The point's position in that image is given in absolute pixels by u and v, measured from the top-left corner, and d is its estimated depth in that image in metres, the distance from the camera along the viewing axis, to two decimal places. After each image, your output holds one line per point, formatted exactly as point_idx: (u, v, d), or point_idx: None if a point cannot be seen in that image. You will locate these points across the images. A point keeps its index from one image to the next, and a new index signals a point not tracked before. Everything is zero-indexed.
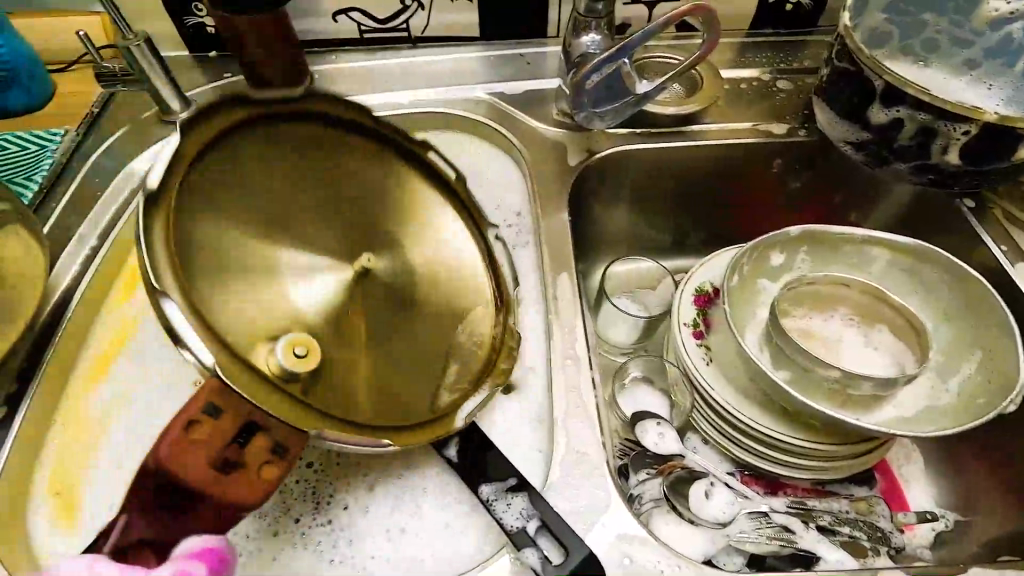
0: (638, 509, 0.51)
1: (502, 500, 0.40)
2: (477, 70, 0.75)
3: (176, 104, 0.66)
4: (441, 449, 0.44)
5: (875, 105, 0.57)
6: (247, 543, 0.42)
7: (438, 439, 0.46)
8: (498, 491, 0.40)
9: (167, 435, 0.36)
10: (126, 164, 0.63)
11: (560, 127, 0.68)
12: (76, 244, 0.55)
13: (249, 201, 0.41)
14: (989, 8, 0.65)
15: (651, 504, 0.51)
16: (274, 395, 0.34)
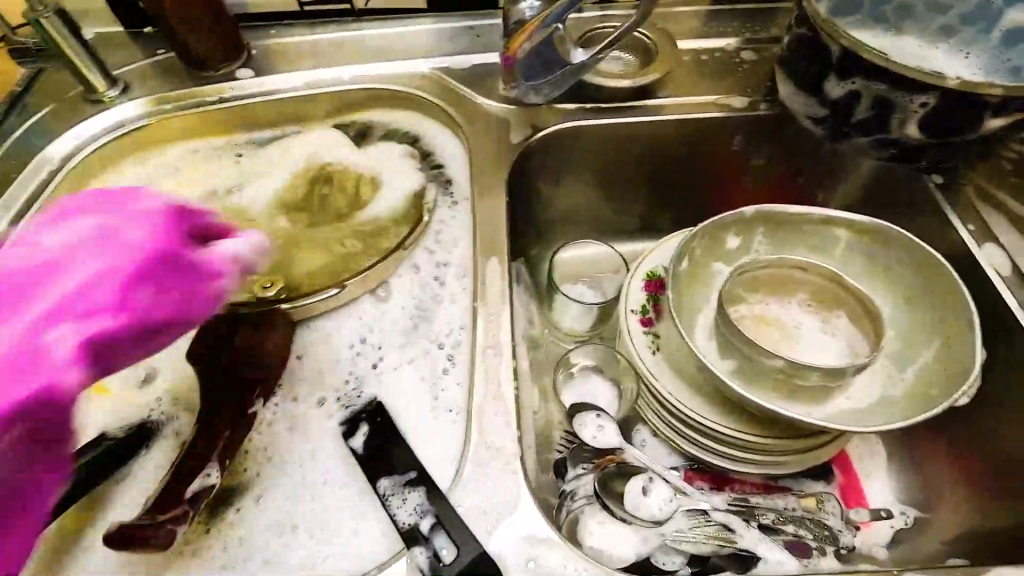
0: (569, 507, 0.48)
1: (399, 495, 0.37)
2: (423, 44, 0.71)
3: (101, 82, 0.63)
4: (349, 439, 0.43)
5: (830, 77, 0.53)
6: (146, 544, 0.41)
7: (348, 431, 0.44)
8: (395, 485, 0.37)
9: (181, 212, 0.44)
10: (49, 146, 0.60)
11: (505, 103, 0.64)
12: None
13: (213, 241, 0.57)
14: None
15: (583, 501, 0.48)
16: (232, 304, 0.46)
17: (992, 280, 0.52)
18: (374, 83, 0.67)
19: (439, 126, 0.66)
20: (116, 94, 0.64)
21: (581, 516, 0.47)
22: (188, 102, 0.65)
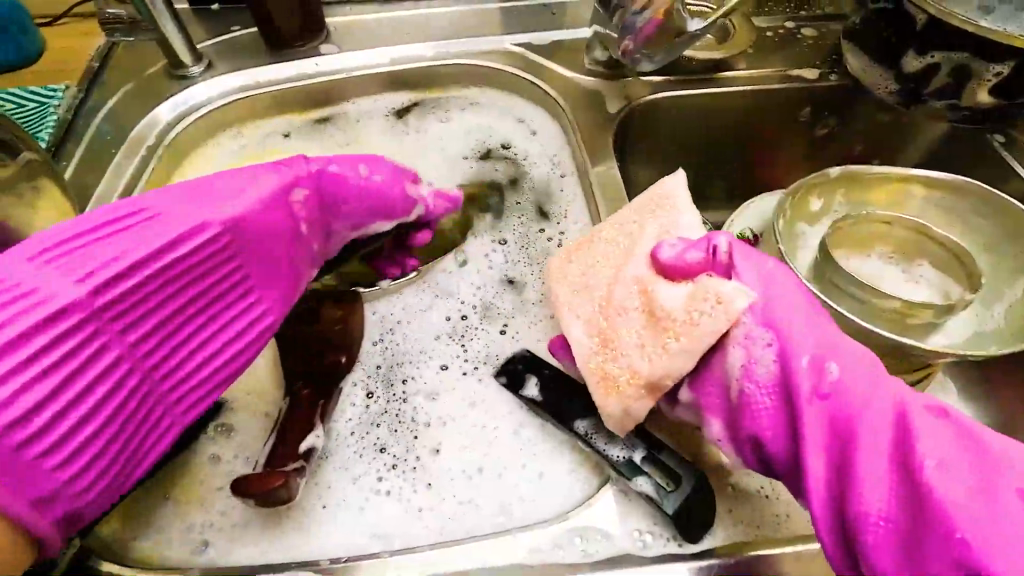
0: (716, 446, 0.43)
1: (602, 434, 0.39)
2: (500, 21, 0.72)
3: (187, 58, 0.62)
4: (523, 390, 0.44)
5: (908, 53, 0.57)
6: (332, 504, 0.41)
7: (515, 383, 0.45)
8: (596, 426, 0.39)
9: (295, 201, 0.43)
10: (139, 122, 0.59)
11: (593, 76, 0.66)
12: (98, 205, 0.52)
13: None
14: None
15: None
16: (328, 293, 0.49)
17: None
18: (458, 59, 0.68)
19: (527, 100, 0.68)
20: (199, 70, 0.63)
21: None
22: (273, 79, 0.64)
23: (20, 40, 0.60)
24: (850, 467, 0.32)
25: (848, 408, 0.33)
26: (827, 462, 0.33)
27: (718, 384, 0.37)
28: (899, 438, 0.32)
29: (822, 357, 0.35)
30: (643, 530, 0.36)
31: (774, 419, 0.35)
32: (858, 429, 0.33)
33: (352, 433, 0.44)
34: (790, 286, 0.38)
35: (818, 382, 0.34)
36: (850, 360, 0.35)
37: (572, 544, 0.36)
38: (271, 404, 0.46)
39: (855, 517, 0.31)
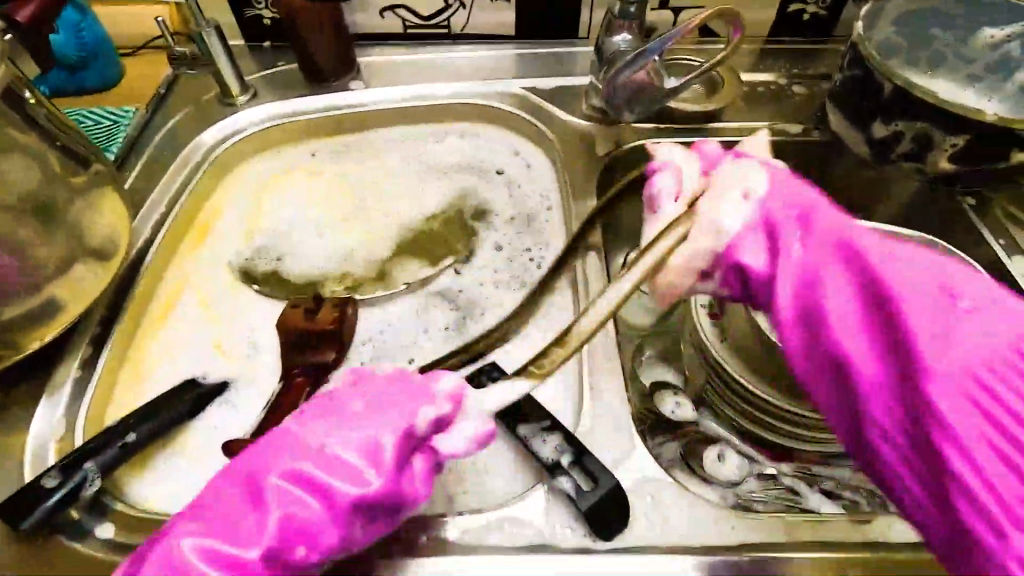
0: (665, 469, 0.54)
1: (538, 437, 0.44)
2: (512, 67, 0.80)
3: (236, 88, 0.72)
4: None
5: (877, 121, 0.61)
6: None
7: None
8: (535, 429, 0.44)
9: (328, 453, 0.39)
10: (191, 141, 0.69)
11: (589, 120, 0.73)
12: (148, 209, 0.62)
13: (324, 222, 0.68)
14: (985, 35, 0.69)
15: (670, 465, 0.55)
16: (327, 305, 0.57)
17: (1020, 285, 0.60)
18: (471, 99, 0.76)
19: (527, 138, 0.75)
20: (246, 99, 0.73)
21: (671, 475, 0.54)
22: (308, 109, 0.74)
23: (104, 67, 0.71)
24: (905, 363, 0.33)
25: (925, 327, 0.33)
26: (883, 365, 0.34)
27: (776, 290, 0.38)
28: (948, 336, 0.33)
29: (895, 270, 0.35)
30: (562, 524, 0.42)
31: (803, 299, 0.37)
32: (908, 320, 0.34)
33: None
34: (829, 212, 0.40)
35: (865, 273, 0.36)
36: (893, 270, 0.35)
37: (500, 530, 0.42)
38: (264, 387, 0.53)
39: (909, 397, 0.33)
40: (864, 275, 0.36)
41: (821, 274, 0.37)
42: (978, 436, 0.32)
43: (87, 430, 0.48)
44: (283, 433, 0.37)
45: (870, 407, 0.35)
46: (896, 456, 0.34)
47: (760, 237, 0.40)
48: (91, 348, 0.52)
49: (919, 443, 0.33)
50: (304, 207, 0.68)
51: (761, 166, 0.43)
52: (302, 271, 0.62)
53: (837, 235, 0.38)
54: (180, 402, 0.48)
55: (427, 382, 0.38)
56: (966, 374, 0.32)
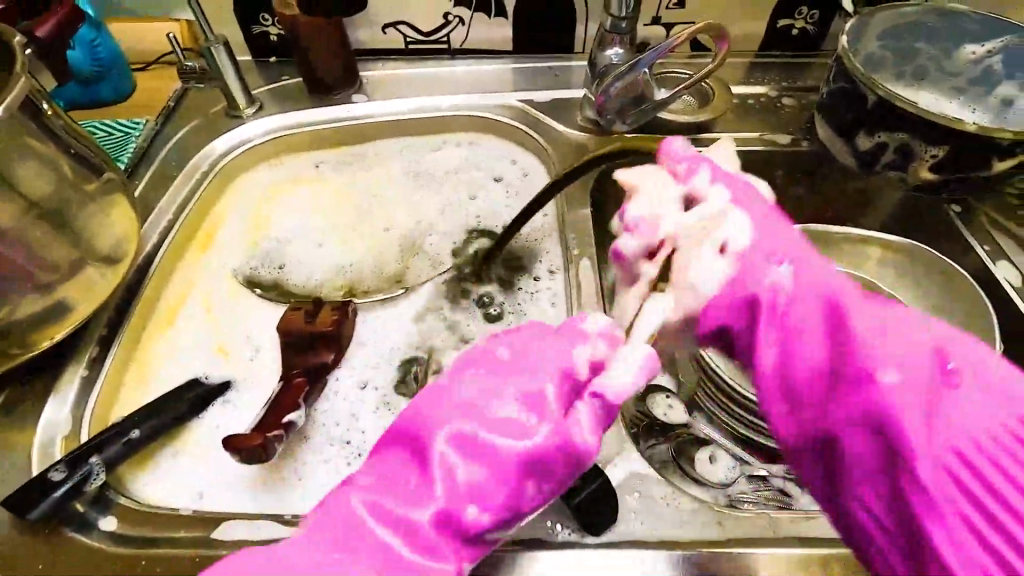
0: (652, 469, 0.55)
1: None
2: (509, 80, 0.83)
3: (243, 101, 0.75)
4: None
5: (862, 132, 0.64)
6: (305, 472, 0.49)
7: None
8: None
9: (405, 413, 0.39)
10: (198, 152, 0.72)
11: (584, 131, 0.75)
12: (156, 216, 0.64)
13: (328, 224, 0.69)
14: (967, 50, 0.72)
15: (660, 465, 0.55)
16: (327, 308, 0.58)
17: (1004, 290, 0.62)
18: (470, 111, 0.79)
19: (523, 148, 0.78)
20: (252, 111, 0.76)
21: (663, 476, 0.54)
22: (312, 121, 0.77)
23: (116, 81, 0.74)
24: (888, 441, 0.32)
25: (895, 410, 0.32)
26: (864, 439, 0.33)
27: (768, 350, 0.38)
28: (929, 416, 0.32)
29: (864, 339, 0.35)
30: (554, 520, 0.42)
31: (784, 368, 0.37)
32: (878, 407, 0.33)
33: (328, 419, 0.52)
34: (816, 263, 0.40)
35: (835, 353, 0.35)
36: (865, 347, 0.34)
37: None
38: (264, 387, 0.54)
39: (887, 479, 0.33)
40: (835, 346, 0.36)
41: (823, 316, 0.37)
42: (959, 514, 0.31)
43: (93, 427, 0.50)
44: (429, 401, 0.38)
45: (850, 473, 0.34)
46: (876, 528, 0.34)
47: (737, 300, 0.39)
48: (98, 349, 0.53)
49: (899, 515, 0.32)
50: (307, 215, 0.70)
51: (739, 207, 0.42)
52: (304, 276, 0.64)
53: (826, 292, 0.38)
54: (183, 400, 0.50)
55: (564, 351, 0.39)
56: (932, 460, 0.31)
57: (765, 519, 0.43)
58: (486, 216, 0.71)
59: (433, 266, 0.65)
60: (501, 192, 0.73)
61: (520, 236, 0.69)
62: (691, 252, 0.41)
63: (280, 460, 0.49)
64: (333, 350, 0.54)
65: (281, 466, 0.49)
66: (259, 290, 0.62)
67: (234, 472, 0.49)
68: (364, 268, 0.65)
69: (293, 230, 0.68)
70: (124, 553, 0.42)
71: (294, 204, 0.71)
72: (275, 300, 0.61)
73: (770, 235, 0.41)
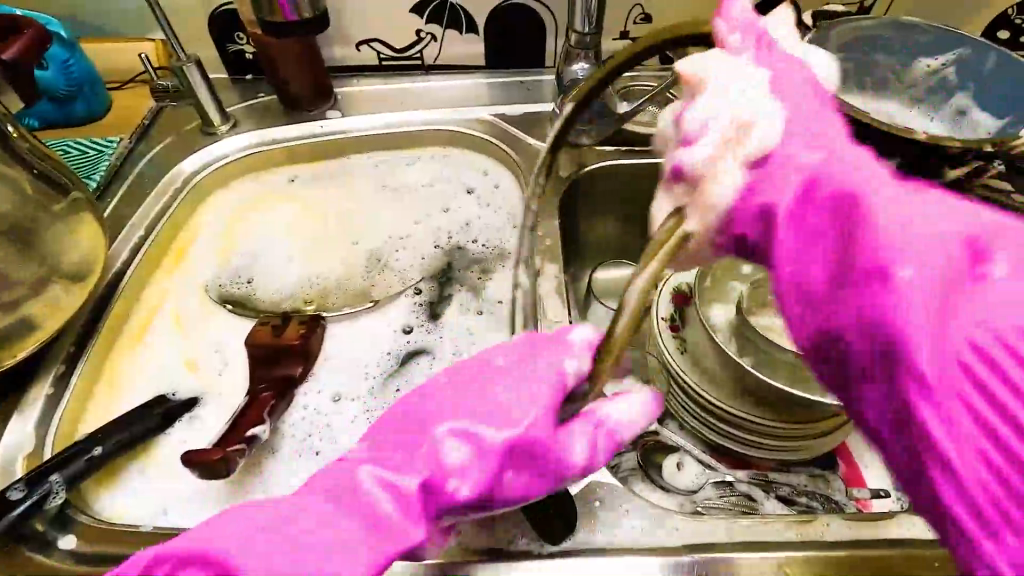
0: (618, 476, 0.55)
1: None
2: (482, 95, 0.84)
3: (217, 118, 0.76)
4: None
5: None
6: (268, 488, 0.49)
7: None
8: None
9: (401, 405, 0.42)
10: (171, 169, 0.72)
11: (553, 144, 0.77)
12: (127, 233, 0.65)
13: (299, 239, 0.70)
14: (923, 63, 0.74)
15: (628, 472, 0.56)
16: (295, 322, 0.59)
17: None
18: (443, 126, 0.80)
19: (495, 161, 0.79)
20: (226, 128, 0.77)
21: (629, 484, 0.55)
22: (286, 136, 0.78)
23: (89, 99, 0.74)
24: (888, 350, 0.31)
25: (912, 310, 0.30)
26: (864, 344, 0.32)
27: (795, 261, 0.36)
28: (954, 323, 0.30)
29: (890, 236, 0.32)
30: (513, 530, 0.43)
31: (799, 269, 0.36)
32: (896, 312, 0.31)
33: (293, 433, 0.52)
34: (846, 158, 0.38)
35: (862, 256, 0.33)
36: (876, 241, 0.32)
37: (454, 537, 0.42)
38: (230, 403, 0.54)
39: (895, 383, 0.31)
40: (854, 245, 0.33)
41: (859, 197, 0.34)
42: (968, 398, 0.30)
43: (57, 445, 0.50)
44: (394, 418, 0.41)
45: (853, 372, 0.33)
46: (880, 421, 0.33)
47: (757, 186, 0.39)
48: (64, 367, 0.53)
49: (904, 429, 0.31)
50: (279, 231, 0.71)
51: (776, 95, 0.41)
52: (275, 289, 0.65)
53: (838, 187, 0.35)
54: (147, 416, 0.50)
55: (553, 356, 0.40)
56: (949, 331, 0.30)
57: (721, 524, 0.44)
58: (457, 229, 0.72)
59: (403, 280, 0.66)
60: (473, 206, 0.74)
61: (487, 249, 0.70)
62: (707, 121, 0.41)
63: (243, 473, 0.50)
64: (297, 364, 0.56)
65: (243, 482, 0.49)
66: (229, 306, 0.63)
67: (197, 487, 0.49)
68: (334, 281, 0.66)
69: (264, 246, 0.69)
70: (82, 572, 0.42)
71: (266, 220, 0.72)
72: (244, 315, 0.62)
73: (798, 119, 0.40)
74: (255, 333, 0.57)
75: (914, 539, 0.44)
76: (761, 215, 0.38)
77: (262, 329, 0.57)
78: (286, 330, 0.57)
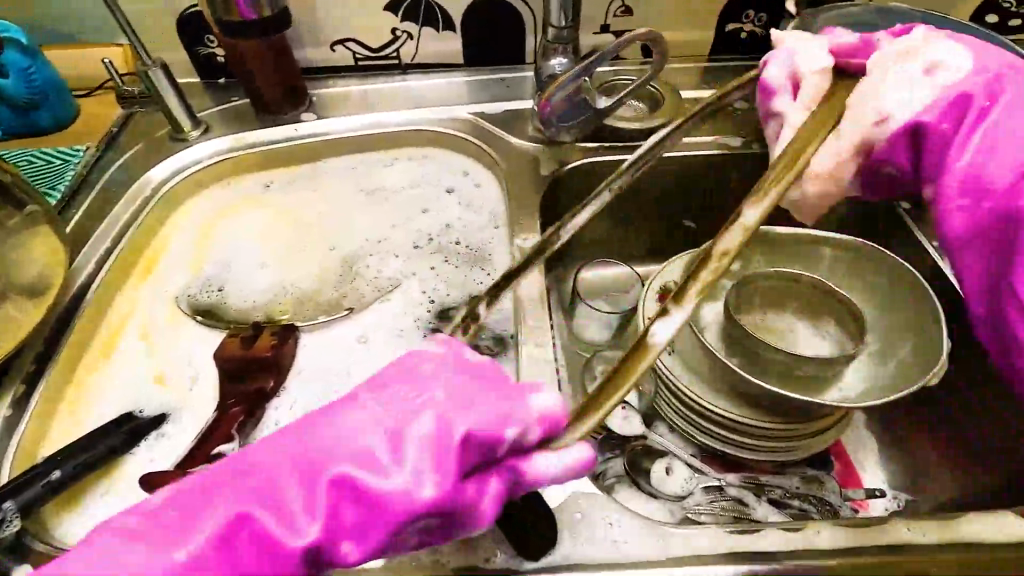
0: (603, 484, 0.54)
1: None
2: (461, 93, 0.82)
3: (187, 124, 0.74)
4: None
5: None
6: None
7: None
8: None
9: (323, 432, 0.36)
10: (139, 177, 0.70)
11: (534, 142, 0.75)
12: (93, 245, 0.63)
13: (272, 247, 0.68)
14: None
15: (614, 479, 0.55)
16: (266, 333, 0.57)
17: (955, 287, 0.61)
18: (421, 126, 0.78)
19: (474, 161, 0.77)
20: (198, 134, 0.74)
21: (614, 491, 0.53)
22: (259, 141, 0.76)
23: (54, 107, 0.72)
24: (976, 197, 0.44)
25: (1007, 252, 0.43)
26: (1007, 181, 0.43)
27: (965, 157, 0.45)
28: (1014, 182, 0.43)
29: (1005, 127, 0.45)
30: (490, 547, 0.41)
31: (981, 167, 0.44)
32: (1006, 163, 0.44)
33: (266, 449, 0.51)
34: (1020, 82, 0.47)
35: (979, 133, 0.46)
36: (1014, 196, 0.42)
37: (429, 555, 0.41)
38: (198, 418, 0.52)
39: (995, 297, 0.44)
40: (943, 166, 0.47)
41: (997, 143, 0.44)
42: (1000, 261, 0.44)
43: (16, 468, 0.48)
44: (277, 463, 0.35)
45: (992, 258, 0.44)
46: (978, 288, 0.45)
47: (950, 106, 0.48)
48: (25, 386, 0.51)
49: (997, 327, 0.44)
50: (253, 238, 0.69)
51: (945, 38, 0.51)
52: (246, 298, 0.63)
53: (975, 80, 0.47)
54: (111, 435, 0.48)
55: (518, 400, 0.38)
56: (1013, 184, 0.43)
57: (707, 533, 0.42)
58: (436, 231, 0.70)
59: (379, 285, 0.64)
60: (452, 207, 0.72)
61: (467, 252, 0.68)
62: (884, 77, 0.50)
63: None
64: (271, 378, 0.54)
65: None
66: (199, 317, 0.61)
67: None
68: (310, 288, 0.64)
69: (236, 254, 0.67)
70: None
71: (238, 226, 0.70)
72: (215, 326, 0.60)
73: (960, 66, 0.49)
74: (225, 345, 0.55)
75: (910, 544, 0.42)
76: (925, 171, 0.49)
77: (232, 340, 0.55)
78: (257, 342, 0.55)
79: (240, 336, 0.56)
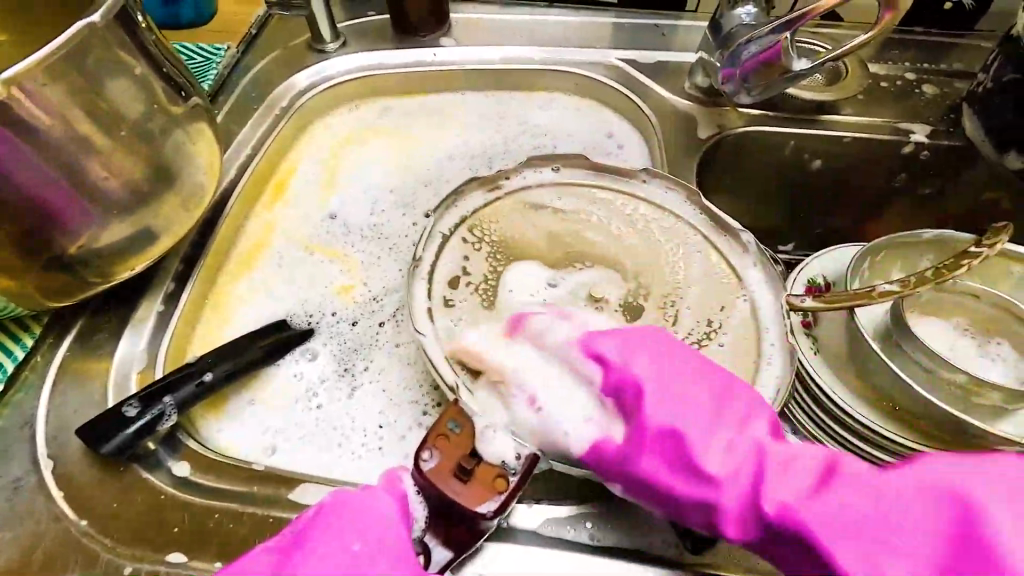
0: None
1: None
2: (609, 35, 0.75)
3: (327, 34, 0.70)
4: None
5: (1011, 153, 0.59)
6: (387, 437, 0.46)
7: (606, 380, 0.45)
8: None
9: (352, 524, 0.34)
10: (279, 84, 0.68)
11: (691, 101, 0.67)
12: (234, 152, 0.61)
13: (405, 175, 0.65)
14: None
15: None
16: (500, 435, 0.37)
17: None
18: (563, 67, 0.72)
19: (617, 113, 0.71)
20: (335, 47, 0.71)
21: None
22: (385, 65, 0.70)
23: None
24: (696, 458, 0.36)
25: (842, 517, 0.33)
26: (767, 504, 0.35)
27: (775, 487, 0.35)
28: (777, 473, 0.36)
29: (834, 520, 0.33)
30: (649, 531, 0.39)
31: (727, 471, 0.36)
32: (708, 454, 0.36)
33: (409, 392, 0.48)
34: (779, 451, 0.36)
35: (720, 394, 0.39)
36: (798, 475, 0.35)
37: (582, 527, 0.39)
38: (386, 397, 0.48)
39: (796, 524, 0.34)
40: (791, 480, 0.35)
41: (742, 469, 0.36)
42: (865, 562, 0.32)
43: (168, 364, 0.47)
44: (323, 536, 0.34)
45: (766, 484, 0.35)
46: (737, 509, 0.35)
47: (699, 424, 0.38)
48: (175, 286, 0.51)
49: (796, 481, 0.35)
50: (383, 162, 0.66)
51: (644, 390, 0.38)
52: (395, 234, 0.59)
53: (716, 401, 0.38)
54: (254, 346, 0.47)
55: (383, 490, 0.36)
56: (694, 473, 0.36)
57: None
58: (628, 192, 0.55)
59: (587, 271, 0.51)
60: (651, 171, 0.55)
61: (660, 218, 0.54)
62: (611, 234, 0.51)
63: (373, 425, 0.47)
64: (469, 530, 0.36)
65: (365, 433, 0.46)
66: (331, 241, 0.58)
67: (334, 439, 0.46)
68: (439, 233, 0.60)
69: (366, 179, 0.64)
70: (199, 503, 0.39)
71: (364, 148, 0.67)
72: (345, 254, 0.58)
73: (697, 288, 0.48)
74: (461, 420, 0.37)
75: None
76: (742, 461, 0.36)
77: (468, 425, 0.37)
78: (477, 471, 0.36)
79: (469, 423, 0.37)
